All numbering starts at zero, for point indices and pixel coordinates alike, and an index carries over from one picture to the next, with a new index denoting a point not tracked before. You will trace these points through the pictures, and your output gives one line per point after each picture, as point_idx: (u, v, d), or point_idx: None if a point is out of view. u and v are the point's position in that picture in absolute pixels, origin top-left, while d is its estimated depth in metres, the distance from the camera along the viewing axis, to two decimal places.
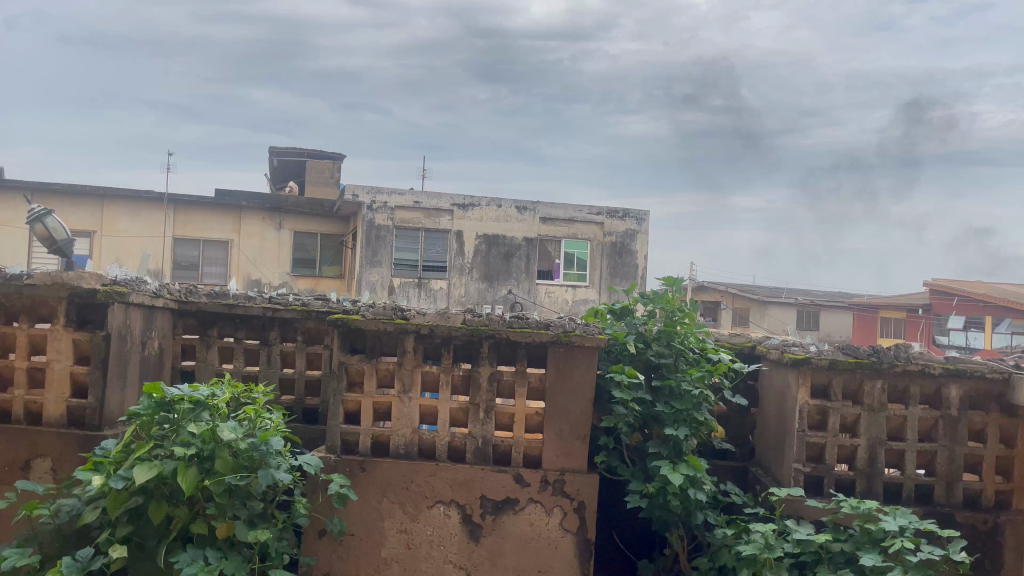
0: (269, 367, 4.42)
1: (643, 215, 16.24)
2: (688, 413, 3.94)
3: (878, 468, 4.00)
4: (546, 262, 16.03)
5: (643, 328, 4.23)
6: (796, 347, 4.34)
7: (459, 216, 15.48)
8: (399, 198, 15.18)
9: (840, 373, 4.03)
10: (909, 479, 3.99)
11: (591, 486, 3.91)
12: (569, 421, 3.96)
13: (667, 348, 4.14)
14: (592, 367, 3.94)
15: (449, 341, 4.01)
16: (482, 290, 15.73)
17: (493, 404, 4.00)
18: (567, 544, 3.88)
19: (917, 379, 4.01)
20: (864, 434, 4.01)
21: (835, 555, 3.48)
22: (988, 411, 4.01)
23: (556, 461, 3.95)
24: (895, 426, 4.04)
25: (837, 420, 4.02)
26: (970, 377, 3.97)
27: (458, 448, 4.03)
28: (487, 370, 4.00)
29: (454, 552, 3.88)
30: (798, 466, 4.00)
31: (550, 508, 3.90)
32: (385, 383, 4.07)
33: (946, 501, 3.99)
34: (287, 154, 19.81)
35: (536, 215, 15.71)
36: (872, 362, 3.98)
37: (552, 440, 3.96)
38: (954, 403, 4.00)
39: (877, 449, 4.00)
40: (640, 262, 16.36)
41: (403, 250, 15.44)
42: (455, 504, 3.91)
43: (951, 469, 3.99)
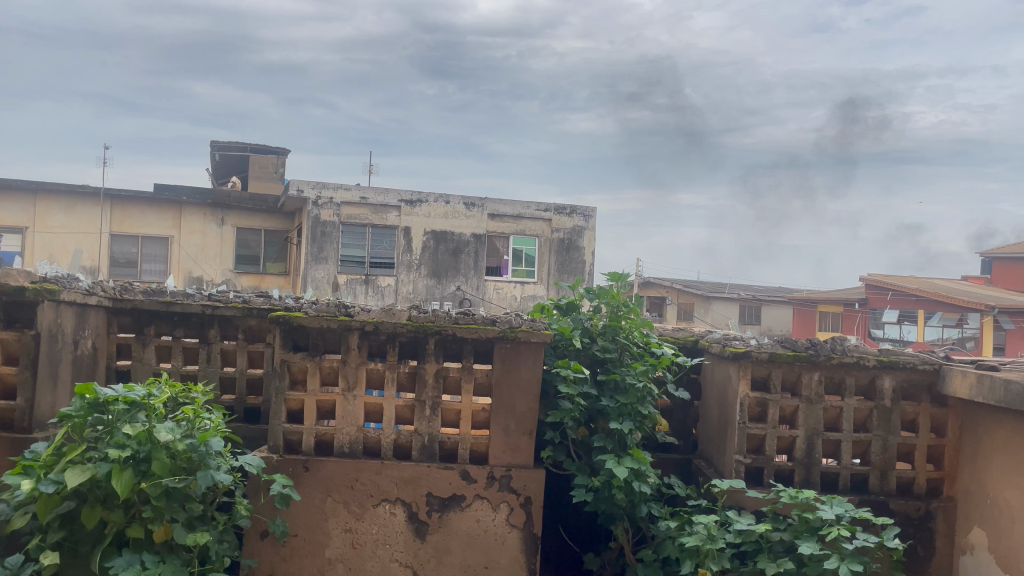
0: (208, 366, 4.33)
1: (591, 211, 16.32)
2: (632, 408, 3.98)
3: (815, 458, 4.10)
4: (494, 258, 16.03)
5: (588, 323, 4.26)
6: (737, 340, 4.43)
7: (406, 212, 15.36)
8: (345, 193, 14.98)
9: (779, 366, 4.12)
10: (845, 469, 4.10)
11: (538, 481, 3.92)
12: (515, 416, 3.95)
13: (612, 343, 4.18)
14: (539, 363, 3.94)
15: (394, 338, 3.97)
16: (430, 287, 15.65)
17: (439, 402, 3.98)
18: (514, 539, 3.88)
19: (853, 371, 4.12)
20: (802, 426, 4.11)
21: (774, 544, 3.56)
22: (919, 401, 4.15)
23: (502, 457, 3.95)
24: (832, 417, 4.15)
25: (776, 412, 4.11)
26: (902, 368, 4.10)
27: (404, 446, 4.00)
28: (433, 367, 3.97)
29: (400, 551, 3.85)
30: (740, 457, 4.09)
31: (496, 504, 3.90)
32: (329, 381, 4.01)
33: (880, 489, 4.12)
34: (230, 149, 19.40)
35: (484, 211, 15.68)
36: (810, 355, 4.08)
37: (498, 436, 3.95)
38: (888, 394, 4.12)
39: (815, 440, 4.10)
40: (587, 258, 16.45)
41: (350, 246, 15.26)
42: (401, 502, 3.88)
43: (885, 458, 4.12)
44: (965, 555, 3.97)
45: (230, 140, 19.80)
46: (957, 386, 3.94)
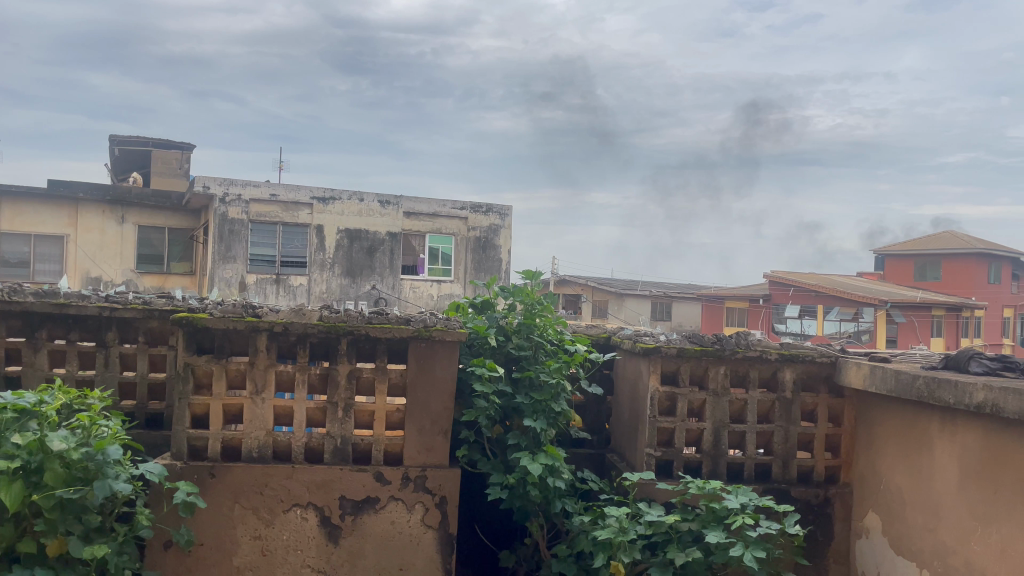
0: (106, 371, 4.13)
1: (507, 210, 16.36)
2: (546, 404, 4.01)
3: (721, 450, 4.23)
4: (410, 257, 15.87)
5: (503, 321, 4.27)
6: (648, 336, 4.53)
7: (318, 210, 15.03)
8: (254, 190, 14.54)
9: (687, 361, 4.23)
10: (750, 459, 4.26)
11: (453, 480, 3.90)
12: (430, 415, 3.93)
13: (527, 341, 4.20)
14: (453, 361, 3.92)
15: (304, 339, 3.88)
16: (344, 287, 15.37)
17: (352, 403, 3.91)
18: (429, 540, 3.86)
19: (756, 365, 4.27)
20: (709, 418, 4.24)
21: (683, 534, 3.65)
22: (818, 392, 4.33)
23: (417, 458, 3.91)
24: (737, 409, 4.29)
25: (685, 406, 4.22)
26: (802, 361, 4.28)
27: (315, 449, 3.91)
28: (345, 368, 3.90)
29: (311, 556, 3.78)
30: (650, 451, 4.18)
31: (411, 504, 3.87)
32: (236, 384, 3.89)
33: (782, 478, 4.29)
34: (130, 143, 18.54)
35: (399, 210, 15.51)
36: (716, 349, 4.20)
37: (413, 436, 3.92)
38: (789, 385, 4.29)
39: (721, 432, 4.23)
40: (503, 257, 16.49)
41: (259, 245, 14.87)
42: (312, 506, 3.80)
43: (786, 448, 4.29)
44: (861, 539, 4.18)
45: (130, 134, 18.94)
46: (852, 377, 4.14)
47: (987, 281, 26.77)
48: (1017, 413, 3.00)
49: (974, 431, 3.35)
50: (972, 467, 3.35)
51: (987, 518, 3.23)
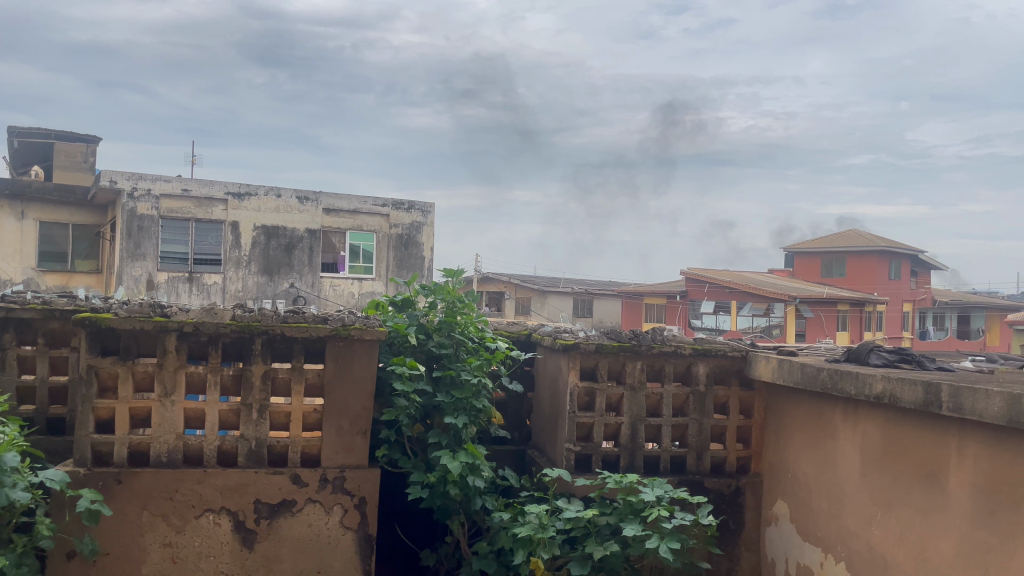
0: (2, 375, 3.91)
1: (428, 207, 16.23)
2: (467, 402, 4.00)
3: (639, 443, 4.32)
4: (331, 253, 15.54)
5: (424, 320, 4.21)
6: (567, 333, 4.58)
7: (233, 206, 14.57)
8: (164, 185, 14.03)
9: (606, 356, 4.30)
10: (666, 452, 4.35)
11: (372, 481, 3.85)
12: (349, 415, 3.86)
13: (448, 339, 4.16)
14: (372, 360, 3.87)
15: (216, 339, 3.76)
16: (261, 284, 14.99)
17: (267, 404, 3.82)
18: (347, 542, 3.80)
19: (671, 359, 4.37)
20: (627, 413, 4.31)
21: (601, 527, 3.71)
22: (729, 385, 4.47)
23: (335, 459, 3.85)
24: (653, 404, 4.38)
25: (603, 401, 4.28)
26: (715, 355, 4.40)
27: (229, 452, 3.80)
28: (260, 369, 3.80)
29: (225, 562, 3.68)
30: (570, 446, 4.23)
31: (329, 506, 3.80)
32: (143, 386, 3.74)
33: (696, 469, 4.41)
34: (30, 135, 17.63)
35: (319, 206, 15.20)
36: (633, 345, 4.29)
37: (331, 437, 3.84)
38: (702, 379, 4.41)
39: (638, 426, 4.31)
40: (425, 254, 16.36)
41: (170, 242, 14.36)
42: (226, 511, 3.69)
43: (700, 440, 4.41)
44: (771, 526, 4.34)
45: (30, 126, 17.98)
46: (762, 370, 4.28)
47: (888, 277, 28.14)
48: (913, 402, 3.16)
49: (874, 421, 3.52)
50: (873, 455, 3.52)
51: (887, 503, 3.39)
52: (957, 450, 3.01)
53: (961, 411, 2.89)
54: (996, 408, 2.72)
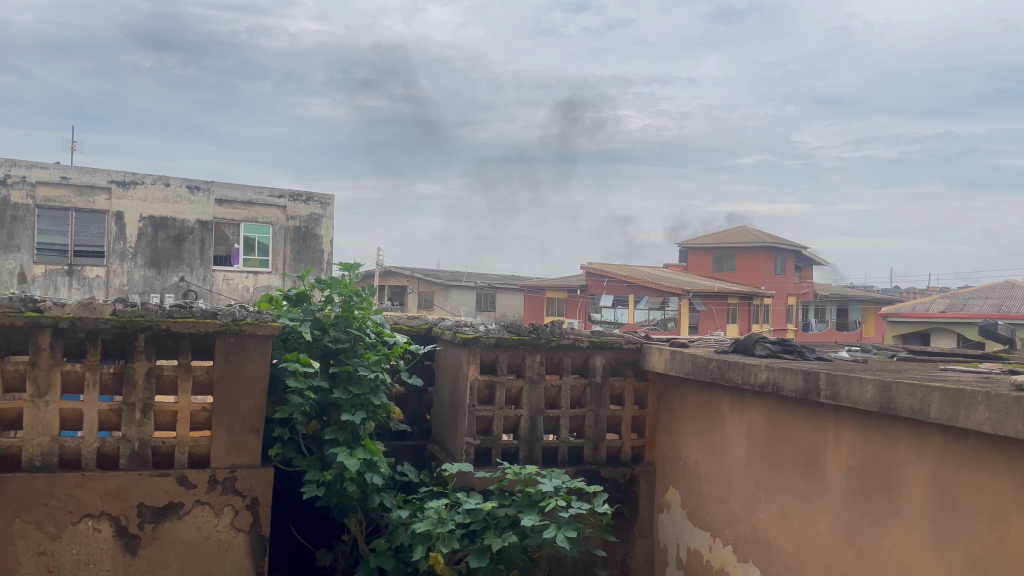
0: None
1: (328, 199, 15.61)
2: (364, 398, 3.94)
3: (537, 435, 4.36)
4: (223, 247, 14.93)
5: (319, 313, 4.09)
6: (467, 326, 4.56)
7: (117, 195, 13.77)
8: (41, 172, 13.20)
9: (505, 350, 4.31)
10: (563, 443, 4.42)
11: (265, 481, 3.73)
12: (240, 414, 3.73)
13: (344, 334, 4.05)
14: (264, 356, 3.74)
15: (95, 336, 3.55)
16: (148, 279, 14.21)
17: (151, 404, 3.64)
18: (239, 544, 3.68)
19: (569, 352, 4.43)
20: (526, 405, 4.34)
21: (500, 519, 3.73)
22: (625, 376, 4.57)
23: (225, 459, 3.70)
24: (552, 396, 4.43)
25: (503, 394, 4.29)
26: (611, 347, 4.49)
27: (110, 455, 3.60)
28: (143, 366, 3.62)
29: (106, 569, 3.50)
30: (469, 439, 4.22)
31: (220, 508, 3.66)
32: (14, 386, 3.50)
33: (593, 459, 4.49)
34: None
35: (211, 196, 14.41)
36: (532, 338, 4.31)
37: (221, 436, 3.70)
38: (599, 371, 4.48)
39: (537, 418, 4.36)
40: (325, 246, 15.78)
41: (48, 233, 13.56)
42: (106, 517, 3.50)
43: (597, 431, 4.49)
44: (663, 513, 4.47)
45: None
46: (655, 362, 4.40)
47: (773, 271, 29.51)
48: (794, 391, 3.32)
49: (759, 410, 3.68)
50: (757, 443, 3.68)
51: (770, 488, 3.55)
52: (834, 436, 3.18)
53: (838, 398, 3.05)
54: (869, 395, 2.89)
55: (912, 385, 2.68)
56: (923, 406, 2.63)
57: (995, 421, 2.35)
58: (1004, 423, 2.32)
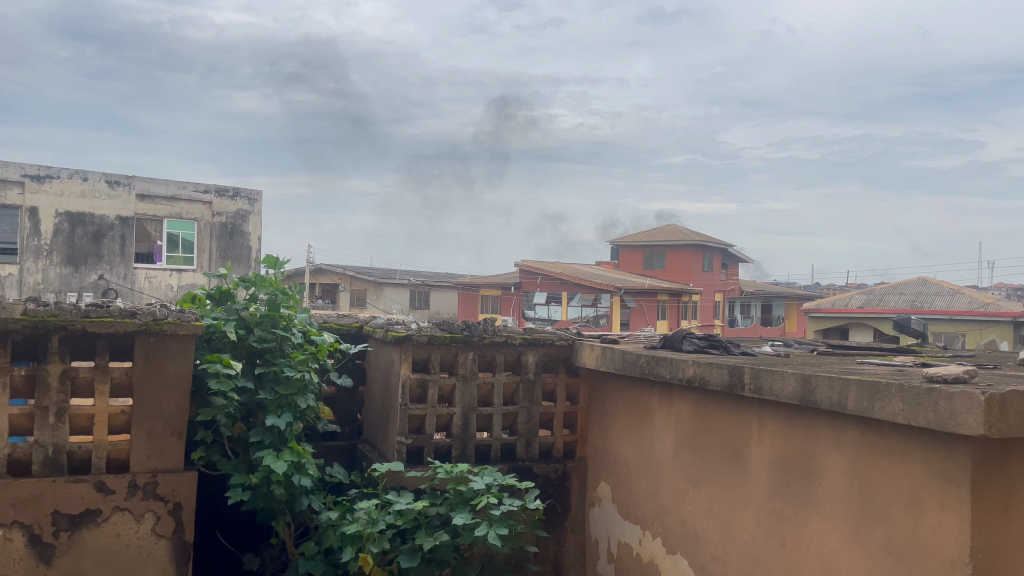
0: None
1: (254, 195, 15.12)
2: (291, 398, 3.86)
3: (470, 433, 4.35)
4: (144, 245, 14.27)
5: (244, 312, 3.98)
6: (398, 324, 4.51)
7: (31, 189, 13.14)
8: None
9: (437, 348, 4.28)
10: (496, 440, 4.42)
11: (188, 485, 3.62)
12: (162, 417, 3.60)
13: (270, 333, 3.95)
14: (187, 356, 3.63)
15: (5, 337, 3.38)
16: (64, 276, 13.70)
17: (66, 407, 3.48)
18: (161, 550, 3.56)
19: (501, 349, 4.43)
20: (458, 403, 4.32)
21: (432, 518, 3.70)
22: (557, 372, 4.60)
23: (146, 463, 3.57)
24: (484, 393, 4.42)
25: (435, 392, 4.26)
26: (543, 344, 4.52)
27: (22, 461, 3.44)
28: (57, 369, 3.46)
29: None
30: (401, 439, 4.18)
31: (140, 514, 3.54)
32: None
33: (526, 456, 4.50)
34: None
35: (132, 191, 13.84)
36: (464, 336, 4.30)
37: (141, 440, 3.57)
38: (531, 368, 4.50)
39: (470, 416, 4.34)
40: (253, 244, 15.18)
41: None
42: (18, 526, 3.35)
43: (529, 427, 4.50)
44: (595, 508, 4.53)
45: None
46: (586, 358, 4.45)
47: (702, 269, 30.15)
48: (719, 385, 3.40)
49: (686, 403, 3.76)
50: (685, 435, 3.75)
51: (697, 481, 3.63)
52: (757, 428, 3.27)
53: (761, 391, 3.13)
54: (790, 387, 2.98)
55: (830, 378, 2.78)
56: (842, 398, 2.73)
57: (907, 411, 2.45)
58: (917, 413, 2.42)
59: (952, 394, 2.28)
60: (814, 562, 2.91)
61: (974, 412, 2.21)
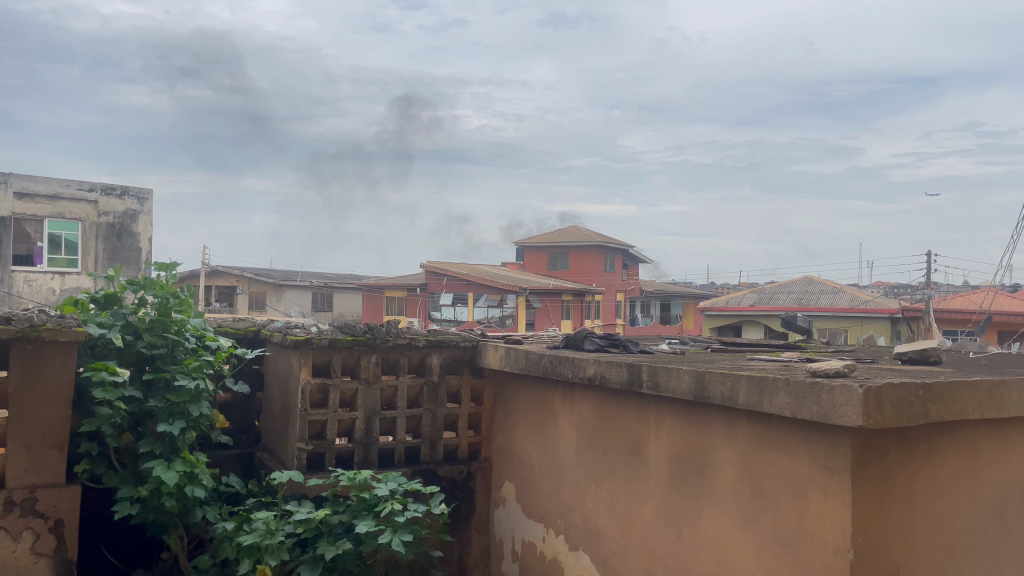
0: None
1: (145, 194, 14.48)
2: (183, 407, 3.70)
3: (373, 437, 4.29)
4: (25, 245, 13.25)
5: (131, 317, 3.77)
6: (298, 328, 4.40)
7: None
8: None
9: (339, 351, 4.20)
10: (400, 444, 4.37)
11: (71, 500, 3.44)
12: (41, 428, 3.38)
13: (160, 338, 3.77)
14: (68, 362, 3.42)
15: None
16: None
17: None
18: (40, 570, 3.38)
19: (405, 352, 4.39)
20: (361, 407, 4.25)
21: (334, 527, 3.63)
22: (462, 374, 4.60)
23: (23, 478, 3.36)
24: (388, 396, 4.36)
25: (336, 396, 4.18)
26: (447, 346, 4.50)
27: None
28: None
29: None
30: (301, 445, 4.08)
31: (17, 533, 3.34)
32: None
33: (430, 458, 4.47)
34: None
35: (9, 190, 12.71)
36: (367, 339, 4.23)
37: (18, 454, 3.35)
38: (435, 370, 4.47)
39: (372, 420, 4.28)
40: (143, 245, 14.50)
41: None
42: None
43: (433, 430, 4.48)
44: (500, 508, 4.55)
45: None
46: (490, 359, 4.46)
47: (604, 269, 30.78)
48: (619, 383, 3.47)
49: (587, 402, 3.82)
50: (587, 433, 3.81)
51: (598, 477, 3.70)
52: (655, 424, 3.36)
53: (658, 388, 3.22)
54: (685, 384, 3.07)
55: (723, 374, 2.88)
56: (733, 393, 2.84)
57: (793, 405, 2.57)
58: (801, 406, 2.54)
59: (833, 387, 2.40)
60: (708, 554, 3.02)
61: (853, 405, 2.34)
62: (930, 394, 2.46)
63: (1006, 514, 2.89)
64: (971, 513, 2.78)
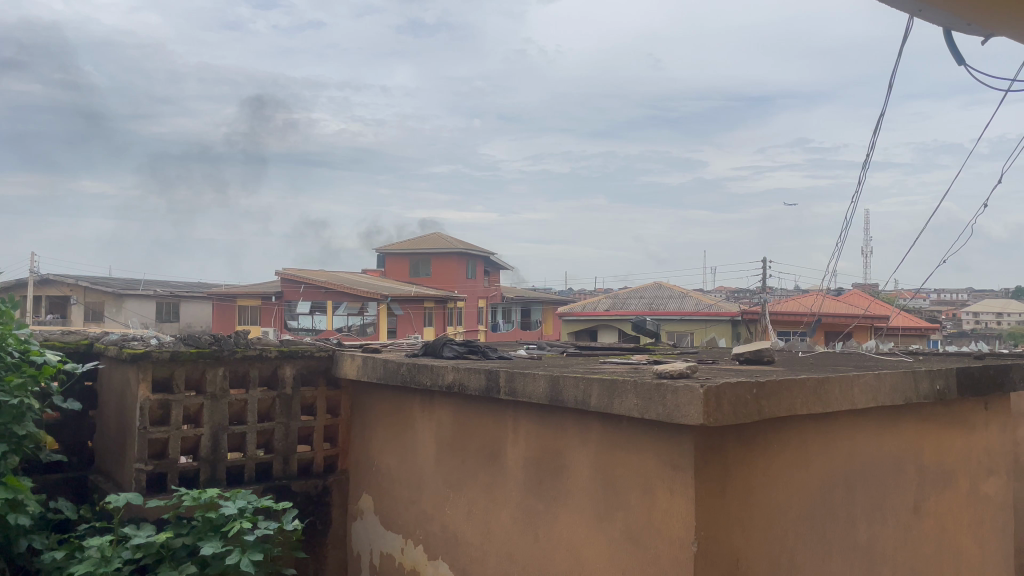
0: None
1: None
2: (4, 428, 3.37)
3: (221, 454, 4.08)
4: None
5: None
6: (136, 340, 4.13)
7: None
8: None
9: (182, 364, 3.97)
10: (250, 459, 4.18)
11: None
12: None
13: None
14: None
15: None
16: None
17: None
18: None
19: (255, 363, 4.22)
20: (207, 423, 4.04)
21: (177, 550, 3.41)
22: (316, 385, 4.46)
23: None
24: (237, 411, 4.17)
25: (179, 412, 3.95)
26: (300, 356, 4.36)
27: None
28: None
29: None
30: (140, 466, 3.82)
31: None
32: None
33: (283, 474, 4.31)
34: None
35: None
36: (213, 351, 4.04)
37: None
38: (288, 382, 4.32)
39: (220, 435, 4.07)
40: None
41: None
42: None
43: (286, 444, 4.32)
44: (357, 521, 4.45)
45: None
46: (347, 368, 4.37)
47: (464, 276, 30.91)
48: (476, 390, 3.49)
49: (445, 409, 3.82)
50: (444, 440, 3.81)
51: (457, 484, 3.70)
52: (512, 428, 3.40)
53: (514, 393, 3.26)
54: (540, 389, 3.13)
55: (576, 378, 2.96)
56: (585, 396, 2.91)
57: (641, 406, 2.67)
58: (649, 407, 2.64)
59: (677, 388, 2.52)
60: (563, 554, 3.08)
61: (695, 404, 2.46)
62: (763, 393, 2.64)
63: (831, 501, 3.14)
64: (801, 501, 3.00)
